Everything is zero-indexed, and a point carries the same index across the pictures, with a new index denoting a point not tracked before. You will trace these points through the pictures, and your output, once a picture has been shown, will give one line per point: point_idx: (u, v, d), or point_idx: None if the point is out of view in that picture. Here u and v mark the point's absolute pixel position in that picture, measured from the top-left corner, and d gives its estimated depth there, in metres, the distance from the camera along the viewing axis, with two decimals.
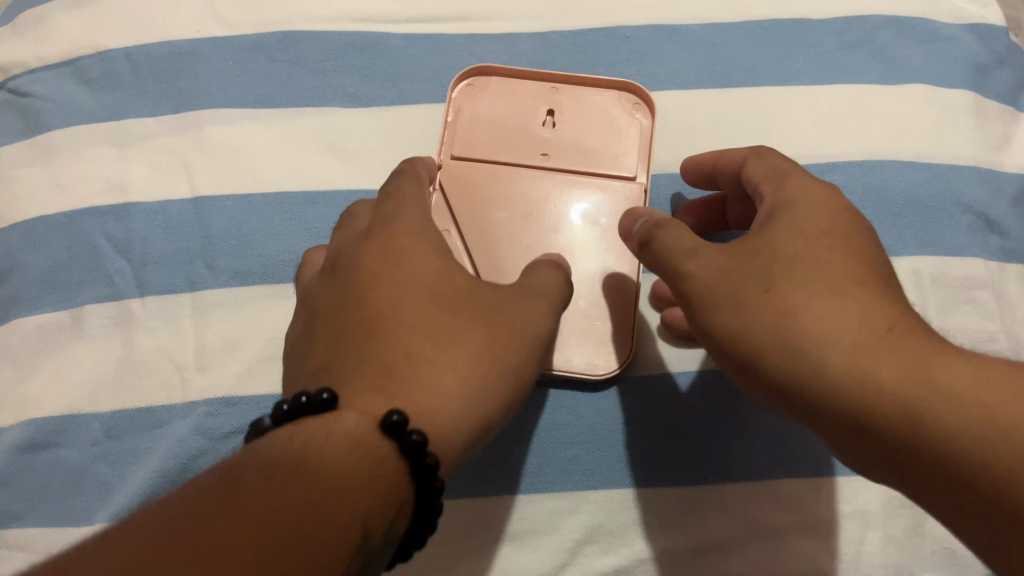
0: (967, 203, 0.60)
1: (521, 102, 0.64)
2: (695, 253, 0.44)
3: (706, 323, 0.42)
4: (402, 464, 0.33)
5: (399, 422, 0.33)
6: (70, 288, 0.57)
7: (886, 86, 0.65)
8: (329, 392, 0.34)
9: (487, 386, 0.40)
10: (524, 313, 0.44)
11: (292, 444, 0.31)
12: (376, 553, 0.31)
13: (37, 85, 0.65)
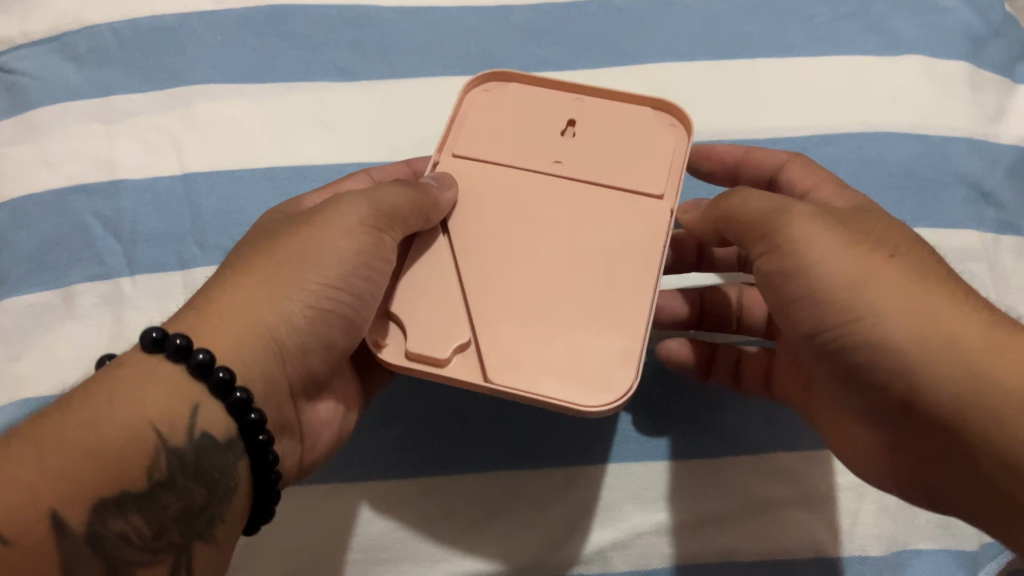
0: (963, 174, 0.60)
1: (541, 109, 0.55)
2: (840, 250, 0.42)
3: (863, 324, 0.40)
4: (201, 389, 0.39)
5: (202, 361, 0.39)
6: (59, 266, 0.57)
7: (882, 57, 0.64)
8: (173, 336, 0.39)
9: (292, 306, 0.44)
10: (347, 216, 0.46)
11: (92, 392, 0.37)
12: (194, 455, 0.38)
13: (22, 61, 0.64)
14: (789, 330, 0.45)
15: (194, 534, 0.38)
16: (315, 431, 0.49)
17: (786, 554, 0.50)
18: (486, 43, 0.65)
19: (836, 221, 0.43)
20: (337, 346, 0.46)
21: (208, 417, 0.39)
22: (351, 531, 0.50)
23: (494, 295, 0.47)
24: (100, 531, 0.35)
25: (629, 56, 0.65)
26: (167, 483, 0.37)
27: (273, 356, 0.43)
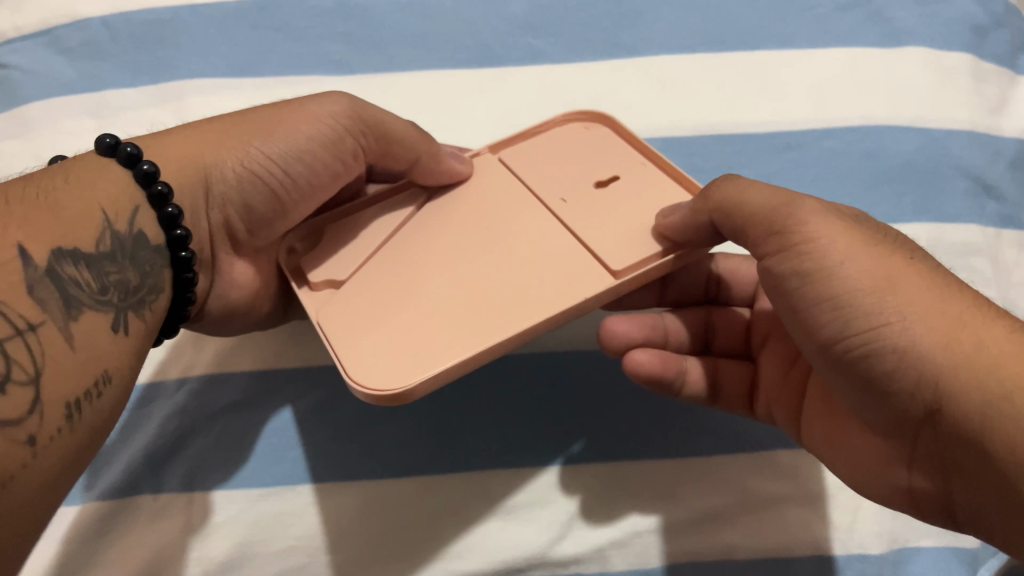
0: (965, 167, 0.59)
1: (609, 154, 0.54)
2: (860, 251, 0.41)
3: (886, 330, 0.39)
4: (142, 197, 0.45)
5: (147, 170, 0.45)
6: None
7: (883, 49, 0.64)
8: (124, 145, 0.45)
9: (232, 159, 0.48)
10: (327, 110, 0.50)
11: (48, 178, 0.42)
12: (132, 246, 0.43)
13: (14, 55, 0.63)
14: (804, 341, 0.43)
15: (129, 308, 0.42)
16: (223, 284, 0.53)
17: (785, 552, 0.49)
18: (483, 35, 0.65)
19: (854, 223, 0.42)
20: (255, 213, 0.50)
21: (145, 220, 0.44)
22: (345, 529, 0.49)
23: (389, 304, 0.46)
24: (57, 272, 0.38)
25: (626, 48, 0.64)
26: (110, 256, 0.41)
27: (198, 190, 0.48)
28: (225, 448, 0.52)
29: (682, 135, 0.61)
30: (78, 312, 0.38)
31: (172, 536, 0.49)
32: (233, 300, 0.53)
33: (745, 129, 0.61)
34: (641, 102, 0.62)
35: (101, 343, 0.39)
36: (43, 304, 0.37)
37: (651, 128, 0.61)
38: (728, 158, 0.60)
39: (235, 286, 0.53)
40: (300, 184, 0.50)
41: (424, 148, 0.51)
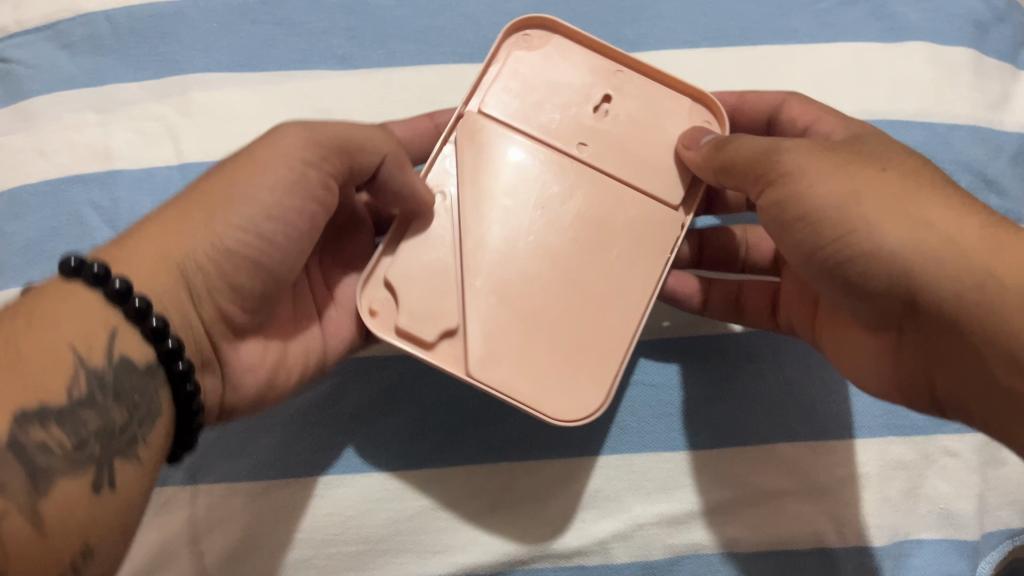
0: (966, 162, 0.60)
1: (582, 72, 0.54)
2: (834, 172, 0.44)
3: (857, 237, 0.42)
4: (121, 318, 0.39)
5: (118, 288, 0.39)
6: (55, 256, 0.57)
7: (885, 44, 0.64)
8: (89, 263, 0.39)
9: (201, 245, 0.42)
10: (280, 148, 0.45)
11: (13, 316, 0.37)
12: (112, 374, 0.38)
13: (17, 50, 0.63)
14: (792, 256, 0.47)
15: (116, 453, 0.37)
16: (239, 375, 0.47)
17: (787, 544, 0.50)
18: (485, 30, 0.65)
19: (831, 152, 0.46)
20: (248, 289, 0.45)
21: (128, 344, 0.39)
22: (352, 521, 0.50)
23: (501, 334, 0.48)
24: (21, 440, 0.34)
25: (628, 43, 0.64)
26: (86, 400, 0.36)
27: (177, 293, 0.42)
28: (227, 442, 0.51)
29: None
30: (49, 484, 0.34)
31: (175, 528, 0.49)
32: (252, 385, 0.47)
33: None
34: None
35: (80, 509, 0.35)
36: (9, 495, 0.33)
37: None
38: None
39: (249, 372, 0.47)
40: (284, 235, 0.45)
41: (390, 148, 0.48)
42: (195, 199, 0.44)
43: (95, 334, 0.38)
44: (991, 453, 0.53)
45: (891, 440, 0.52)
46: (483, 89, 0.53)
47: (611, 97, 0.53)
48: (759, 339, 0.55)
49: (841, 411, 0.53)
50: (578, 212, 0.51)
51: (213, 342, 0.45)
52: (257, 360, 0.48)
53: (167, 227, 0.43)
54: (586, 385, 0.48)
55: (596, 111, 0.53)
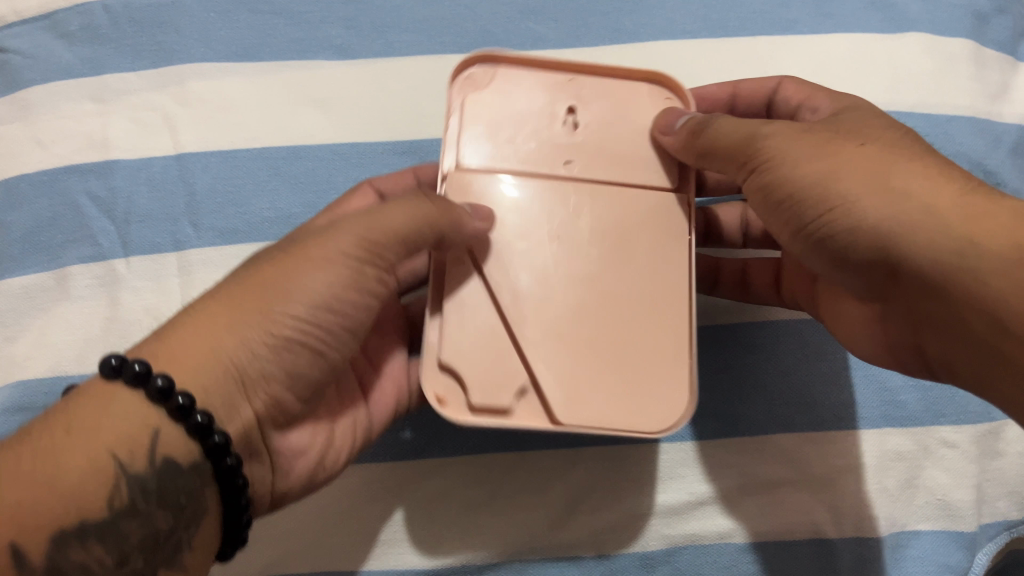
0: (966, 153, 0.60)
1: (538, 99, 0.52)
2: (814, 150, 0.45)
3: (838, 212, 0.43)
4: (165, 417, 0.39)
5: (161, 387, 0.39)
6: (54, 247, 0.57)
7: (885, 34, 0.63)
8: (131, 361, 0.39)
9: (249, 342, 0.42)
10: (336, 247, 0.44)
11: (68, 417, 0.38)
12: (157, 479, 0.39)
13: (15, 39, 0.63)
14: (779, 232, 0.48)
15: (161, 559, 0.39)
16: (285, 461, 0.46)
17: (785, 535, 0.50)
18: (484, 20, 0.64)
19: (810, 131, 0.47)
20: (307, 377, 0.45)
21: (174, 446, 0.39)
22: (351, 513, 0.50)
23: (558, 366, 0.47)
24: (63, 562, 0.36)
25: (628, 33, 0.64)
26: (129, 511, 0.38)
27: (229, 384, 0.41)
28: None
29: None
30: None
31: None
32: (302, 470, 0.47)
33: None
34: None
35: None
36: None
37: None
38: None
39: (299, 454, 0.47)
40: (342, 331, 0.45)
41: (439, 219, 0.45)
42: (232, 299, 0.42)
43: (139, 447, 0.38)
44: (989, 444, 0.53)
45: (889, 431, 0.52)
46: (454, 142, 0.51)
47: (579, 106, 0.52)
48: (757, 329, 0.55)
49: (839, 402, 0.53)
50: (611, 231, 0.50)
51: (264, 431, 0.44)
52: (307, 448, 0.48)
53: (213, 333, 0.41)
54: (661, 403, 0.46)
55: (567, 125, 0.52)
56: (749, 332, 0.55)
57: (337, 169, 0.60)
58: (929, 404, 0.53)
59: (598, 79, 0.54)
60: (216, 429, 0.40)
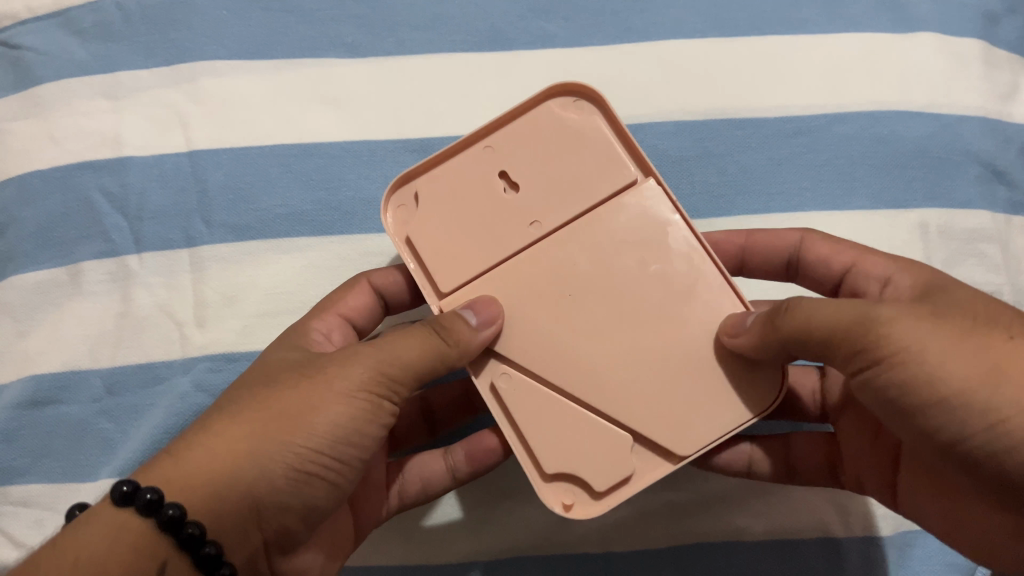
0: (975, 153, 0.60)
1: (471, 158, 0.48)
2: (958, 348, 0.38)
3: (1011, 425, 0.36)
4: (167, 543, 0.39)
5: (151, 499, 0.38)
6: (67, 243, 0.57)
7: (897, 33, 0.63)
8: (143, 489, 0.39)
9: (271, 471, 0.41)
10: (360, 370, 0.43)
11: (73, 545, 0.38)
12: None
13: (28, 36, 0.63)
14: (905, 435, 0.41)
15: None
16: None
17: (792, 534, 0.50)
18: (494, 17, 0.64)
19: (939, 315, 0.39)
20: (320, 510, 0.43)
21: (175, 574, 0.39)
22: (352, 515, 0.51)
23: (559, 430, 0.45)
24: None
25: (639, 32, 0.64)
26: None
27: (240, 514, 0.41)
28: None
29: (695, 119, 0.62)
30: None
31: None
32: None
33: (756, 113, 0.62)
34: (652, 87, 0.63)
35: None
36: None
37: (663, 113, 0.62)
38: (737, 143, 0.61)
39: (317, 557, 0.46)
40: (356, 463, 0.44)
41: (446, 349, 0.44)
42: (238, 434, 0.41)
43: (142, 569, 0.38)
44: None
45: None
46: (404, 215, 0.49)
47: (512, 169, 0.48)
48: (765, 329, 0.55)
49: None
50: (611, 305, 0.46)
51: (270, 557, 0.43)
52: (318, 551, 0.46)
53: (217, 451, 0.41)
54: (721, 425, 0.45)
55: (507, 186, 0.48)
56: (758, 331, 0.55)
57: (346, 165, 0.60)
58: None
59: (514, 130, 0.49)
60: (223, 560, 0.40)
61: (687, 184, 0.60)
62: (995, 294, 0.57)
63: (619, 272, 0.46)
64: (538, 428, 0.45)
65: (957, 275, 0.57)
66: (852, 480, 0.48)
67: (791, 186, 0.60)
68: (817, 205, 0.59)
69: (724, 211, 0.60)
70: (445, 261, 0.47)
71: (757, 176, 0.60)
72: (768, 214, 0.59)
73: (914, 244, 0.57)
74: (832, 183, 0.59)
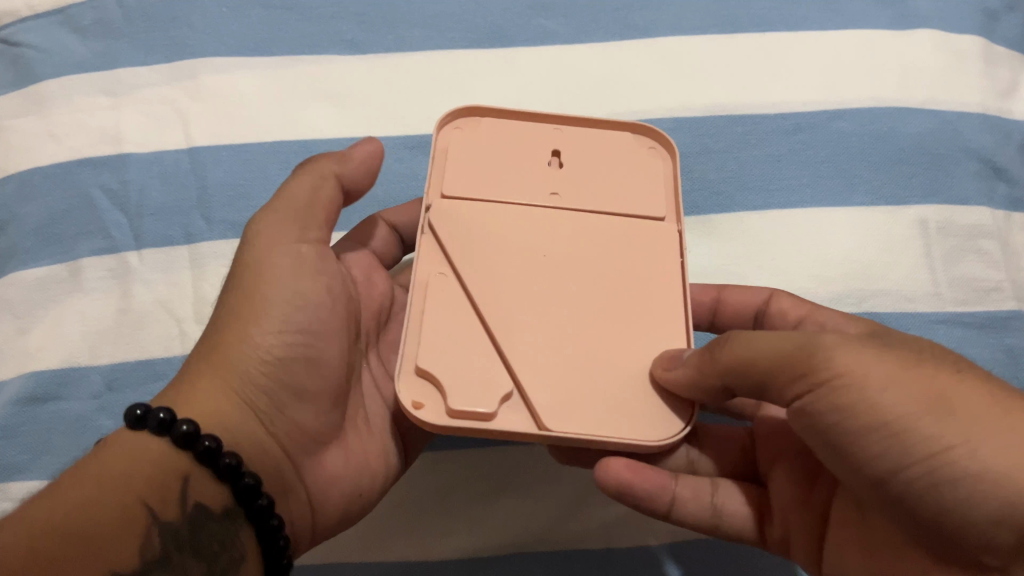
0: (975, 149, 0.60)
1: (532, 127, 0.53)
2: (900, 376, 0.36)
3: (956, 454, 0.34)
4: (185, 458, 0.39)
5: (163, 419, 0.39)
6: (67, 239, 0.57)
7: (895, 31, 0.64)
8: (154, 410, 0.39)
9: (247, 365, 0.42)
10: (285, 253, 0.45)
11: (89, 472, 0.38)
12: (188, 527, 0.38)
13: (29, 34, 0.63)
14: (841, 468, 0.38)
15: None
16: (324, 493, 0.45)
17: None
18: (494, 16, 0.65)
19: (880, 345, 0.38)
20: (313, 391, 0.44)
21: (199, 489, 0.39)
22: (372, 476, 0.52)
23: (459, 342, 0.44)
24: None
25: (638, 30, 0.64)
26: (163, 560, 0.37)
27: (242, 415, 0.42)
28: None
29: (695, 116, 0.62)
30: None
31: None
32: (344, 486, 0.46)
33: (756, 110, 0.62)
34: (651, 83, 0.63)
35: None
36: None
37: (663, 109, 0.62)
38: (737, 140, 0.61)
39: (337, 477, 0.46)
40: (322, 325, 0.44)
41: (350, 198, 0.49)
42: (206, 356, 0.43)
43: (163, 483, 0.38)
44: None
45: None
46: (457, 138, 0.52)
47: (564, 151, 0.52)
48: None
49: None
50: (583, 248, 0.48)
51: (293, 461, 0.44)
52: (342, 456, 0.46)
53: (198, 379, 0.42)
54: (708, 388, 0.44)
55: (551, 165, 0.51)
56: None
57: None
58: None
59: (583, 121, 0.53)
60: (244, 471, 0.40)
61: (687, 181, 0.60)
62: (995, 290, 0.56)
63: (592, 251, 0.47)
64: (439, 328, 0.44)
65: (958, 271, 0.56)
66: (776, 535, 0.46)
67: (791, 181, 0.59)
68: (817, 202, 0.59)
69: (724, 206, 0.59)
70: (461, 180, 0.50)
71: (756, 171, 0.60)
72: (767, 211, 0.59)
73: (914, 239, 0.57)
74: (832, 179, 0.59)
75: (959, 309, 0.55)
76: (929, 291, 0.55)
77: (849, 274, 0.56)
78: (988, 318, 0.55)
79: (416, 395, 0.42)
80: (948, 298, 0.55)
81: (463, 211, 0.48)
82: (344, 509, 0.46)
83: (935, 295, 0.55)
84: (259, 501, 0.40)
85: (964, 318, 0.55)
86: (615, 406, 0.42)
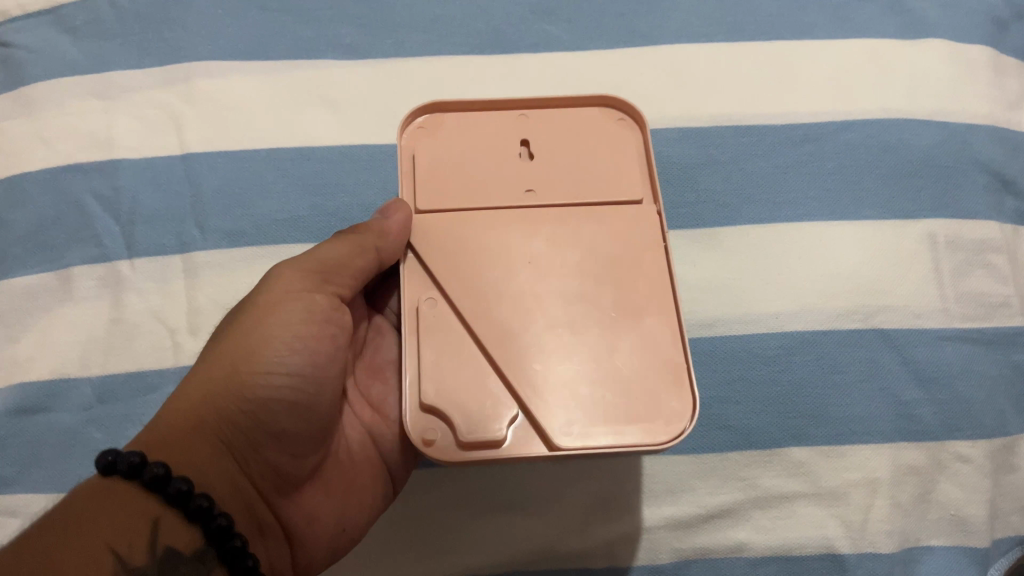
0: (985, 162, 0.59)
1: (496, 117, 0.52)
2: None
3: None
4: (156, 501, 0.39)
5: (134, 463, 0.38)
6: (57, 247, 0.56)
7: (904, 41, 0.62)
8: (125, 453, 0.38)
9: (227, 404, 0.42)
10: (287, 294, 0.45)
11: (57, 519, 0.36)
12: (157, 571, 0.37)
13: (19, 34, 0.62)
14: None
15: None
16: (305, 530, 0.46)
17: (797, 548, 0.50)
18: (495, 21, 0.64)
19: None
20: (290, 437, 0.44)
21: (169, 533, 0.38)
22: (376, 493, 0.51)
23: (457, 368, 0.45)
24: None
25: (641, 36, 0.63)
26: None
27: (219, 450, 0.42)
28: None
29: (701, 126, 0.61)
30: None
31: None
32: (324, 522, 0.46)
33: (762, 121, 0.60)
34: (656, 92, 0.61)
35: None
36: None
37: (666, 119, 0.61)
38: (741, 151, 0.60)
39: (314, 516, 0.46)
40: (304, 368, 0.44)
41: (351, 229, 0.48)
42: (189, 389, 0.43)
43: (132, 528, 0.37)
44: (1003, 458, 0.53)
45: (902, 444, 0.52)
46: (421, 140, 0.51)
47: (534, 138, 0.51)
48: (766, 338, 0.54)
49: (849, 415, 0.52)
50: (564, 260, 0.47)
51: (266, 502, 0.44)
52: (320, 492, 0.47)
53: (175, 416, 0.42)
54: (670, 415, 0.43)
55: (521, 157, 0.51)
56: (761, 343, 0.54)
57: (345, 170, 0.59)
58: (944, 418, 0.52)
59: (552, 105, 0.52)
60: (217, 512, 0.40)
61: (693, 193, 0.59)
62: (1004, 305, 0.55)
63: (580, 268, 0.47)
64: (437, 356, 0.45)
65: (965, 286, 0.55)
66: None
67: (796, 193, 0.58)
68: (823, 213, 0.58)
69: (730, 218, 0.58)
70: (431, 190, 0.49)
71: (762, 182, 0.59)
72: (772, 225, 0.58)
73: (922, 254, 0.56)
74: (839, 191, 0.58)
75: (965, 325, 0.54)
76: (937, 307, 0.55)
77: (857, 288, 0.55)
78: (994, 334, 0.54)
79: (425, 427, 0.43)
80: (956, 314, 0.55)
81: (437, 223, 0.48)
82: (326, 545, 0.46)
83: (943, 311, 0.55)
84: (232, 542, 0.40)
85: (969, 334, 0.54)
86: (611, 425, 0.43)
